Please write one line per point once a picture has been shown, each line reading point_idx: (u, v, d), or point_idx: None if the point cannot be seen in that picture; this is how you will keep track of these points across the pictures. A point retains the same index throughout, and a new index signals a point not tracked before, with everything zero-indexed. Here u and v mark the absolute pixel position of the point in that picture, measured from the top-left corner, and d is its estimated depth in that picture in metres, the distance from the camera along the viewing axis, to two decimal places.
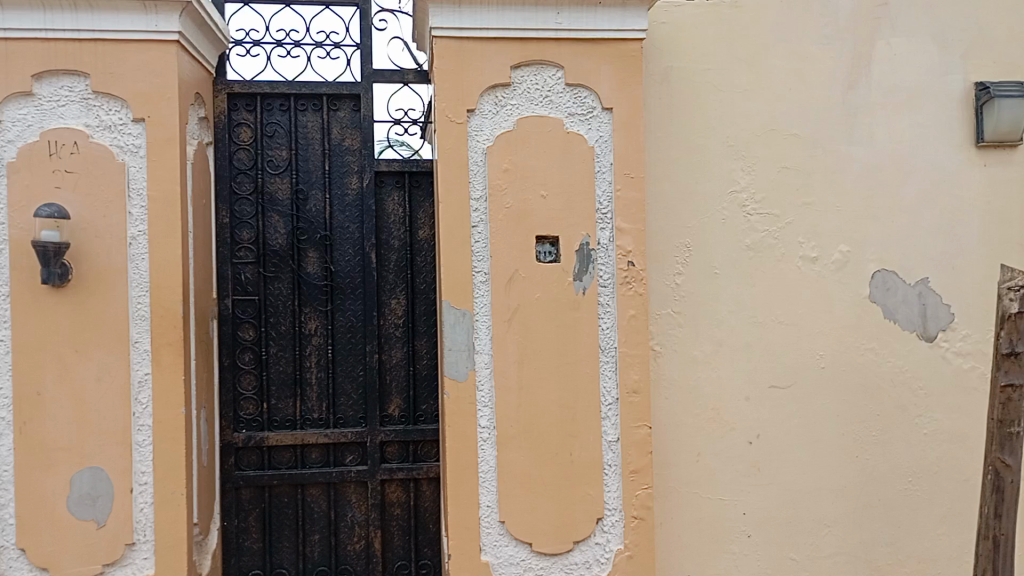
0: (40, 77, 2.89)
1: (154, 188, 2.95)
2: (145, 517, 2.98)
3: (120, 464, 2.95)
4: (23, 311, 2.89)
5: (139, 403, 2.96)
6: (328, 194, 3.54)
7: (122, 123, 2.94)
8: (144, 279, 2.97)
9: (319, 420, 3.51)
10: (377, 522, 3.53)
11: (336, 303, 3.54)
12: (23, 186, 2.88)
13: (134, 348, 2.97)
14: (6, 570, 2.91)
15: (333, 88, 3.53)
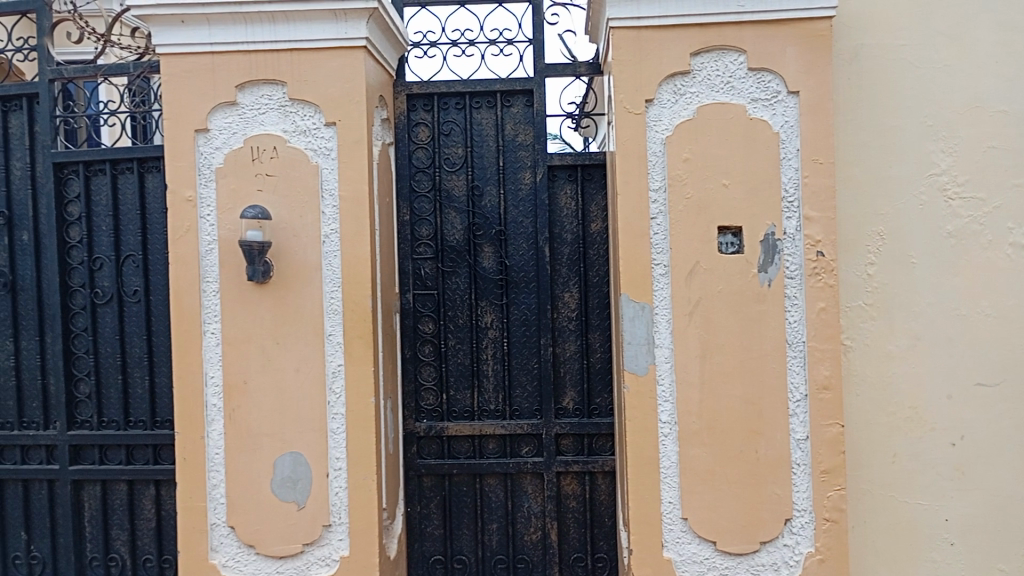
0: (243, 87, 3.10)
1: (345, 188, 3.09)
2: (339, 501, 3.14)
3: (317, 450, 3.13)
4: (231, 306, 3.12)
5: (333, 392, 3.13)
6: (502, 189, 3.58)
7: (315, 127, 3.11)
8: (336, 275, 3.12)
9: (496, 411, 3.58)
10: (554, 514, 3.55)
11: (510, 297, 3.58)
12: (230, 189, 3.10)
13: (328, 340, 3.13)
14: (218, 546, 3.16)
15: (507, 84, 3.54)
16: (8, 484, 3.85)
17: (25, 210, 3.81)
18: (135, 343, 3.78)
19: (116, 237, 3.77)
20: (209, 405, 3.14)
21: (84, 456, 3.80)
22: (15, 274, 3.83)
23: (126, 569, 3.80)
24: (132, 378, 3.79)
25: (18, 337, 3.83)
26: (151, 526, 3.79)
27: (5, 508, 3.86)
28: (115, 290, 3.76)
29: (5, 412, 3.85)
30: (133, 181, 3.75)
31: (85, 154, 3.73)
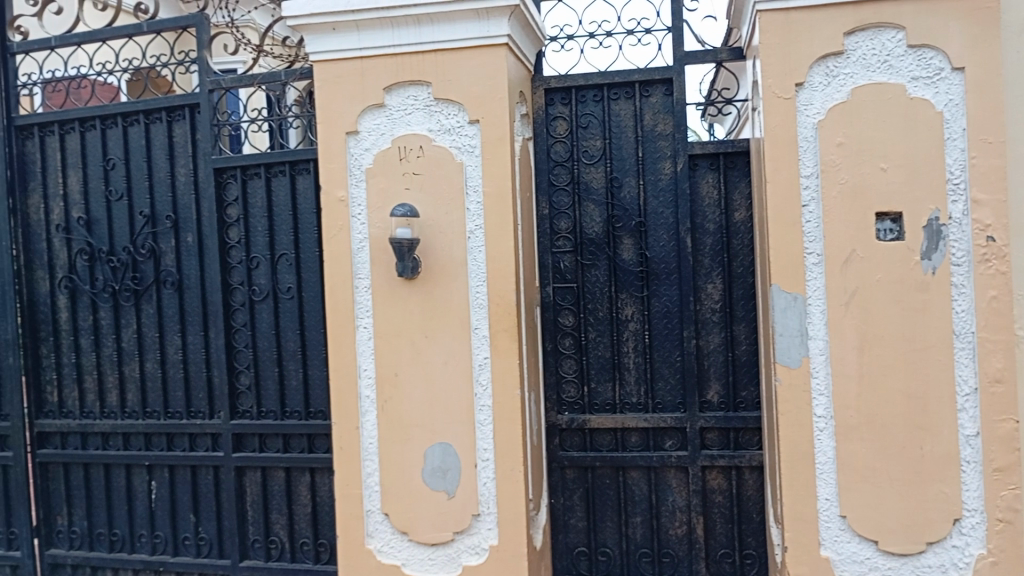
0: (390, 89, 3.20)
1: (489, 184, 3.14)
2: (488, 491, 3.21)
3: (466, 441, 3.21)
4: (382, 301, 3.23)
5: (480, 385, 3.20)
6: (642, 180, 3.54)
7: (459, 125, 3.17)
8: (481, 270, 3.18)
9: (638, 404, 3.55)
10: (699, 508, 3.50)
11: (651, 289, 3.54)
12: (379, 189, 3.21)
13: (474, 333, 3.19)
14: (374, 531, 3.30)
15: (646, 74, 3.50)
16: (178, 469, 4.13)
17: (189, 213, 4.06)
18: (290, 337, 3.98)
19: (270, 237, 3.97)
20: (363, 396, 3.29)
21: (246, 444, 4.03)
22: (181, 273, 4.09)
23: (285, 552, 4.01)
24: (287, 370, 3.98)
25: (186, 332, 4.10)
26: (307, 511, 3.99)
27: (175, 491, 4.15)
28: (271, 287, 3.97)
29: (174, 403, 4.13)
30: (286, 183, 3.94)
31: (242, 159, 3.94)
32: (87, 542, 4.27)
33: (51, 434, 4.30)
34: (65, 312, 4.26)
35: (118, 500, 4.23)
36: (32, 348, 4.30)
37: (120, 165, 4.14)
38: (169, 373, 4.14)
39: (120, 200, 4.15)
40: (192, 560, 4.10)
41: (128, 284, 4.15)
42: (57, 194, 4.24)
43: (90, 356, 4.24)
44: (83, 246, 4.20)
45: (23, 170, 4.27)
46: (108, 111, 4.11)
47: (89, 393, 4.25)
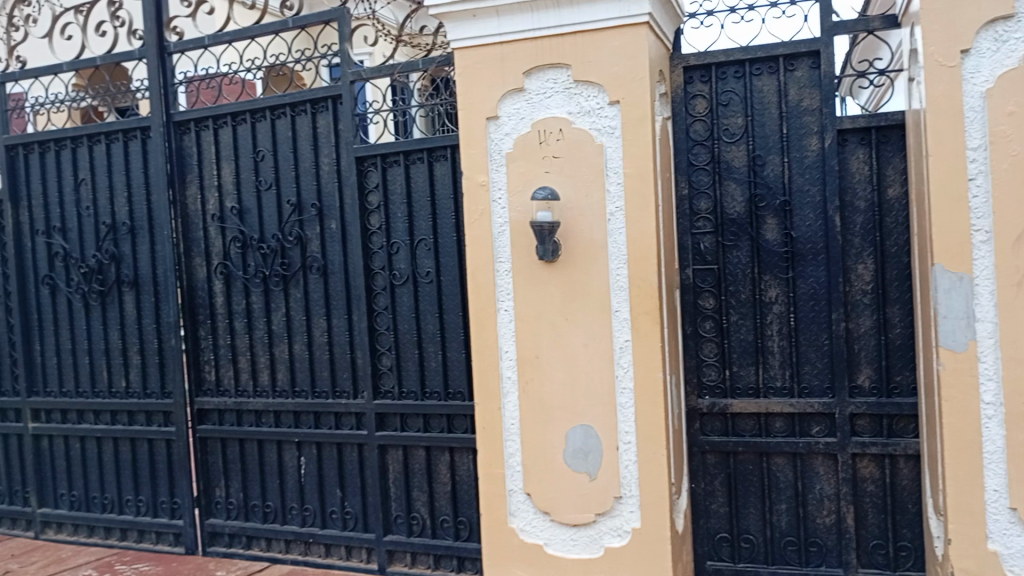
0: (529, 73, 3.21)
1: (630, 165, 3.11)
2: (630, 474, 3.21)
3: (607, 423, 3.21)
4: (523, 284, 3.27)
5: (621, 367, 3.18)
6: (787, 158, 3.42)
7: (599, 107, 3.15)
8: (622, 252, 3.16)
9: (783, 388, 3.45)
10: (850, 497, 3.38)
11: (797, 270, 3.43)
12: (519, 173, 3.24)
13: (615, 316, 3.18)
14: (516, 510, 3.36)
15: (791, 47, 3.38)
16: (325, 446, 4.32)
17: (333, 201, 4.22)
18: (429, 320, 4.07)
19: (410, 222, 4.07)
20: (505, 378, 3.34)
21: (388, 423, 4.18)
22: (326, 259, 4.26)
23: (426, 528, 4.13)
24: (427, 352, 4.08)
25: (331, 315, 4.28)
26: (447, 489, 4.09)
27: (323, 467, 4.34)
28: (411, 272, 4.08)
29: (321, 382, 4.31)
30: (424, 170, 4.02)
31: (383, 147, 4.06)
32: (242, 513, 4.53)
33: (208, 411, 4.56)
34: (220, 296, 4.50)
35: (270, 474, 4.46)
36: (191, 330, 4.57)
37: (269, 157, 4.34)
38: (315, 354, 4.32)
39: (269, 190, 4.35)
40: (340, 533, 4.29)
41: (277, 270, 4.35)
42: (212, 185, 4.47)
43: (243, 338, 4.47)
44: (236, 234, 4.43)
45: (181, 163, 4.53)
46: (257, 105, 4.31)
47: (242, 373, 4.48)
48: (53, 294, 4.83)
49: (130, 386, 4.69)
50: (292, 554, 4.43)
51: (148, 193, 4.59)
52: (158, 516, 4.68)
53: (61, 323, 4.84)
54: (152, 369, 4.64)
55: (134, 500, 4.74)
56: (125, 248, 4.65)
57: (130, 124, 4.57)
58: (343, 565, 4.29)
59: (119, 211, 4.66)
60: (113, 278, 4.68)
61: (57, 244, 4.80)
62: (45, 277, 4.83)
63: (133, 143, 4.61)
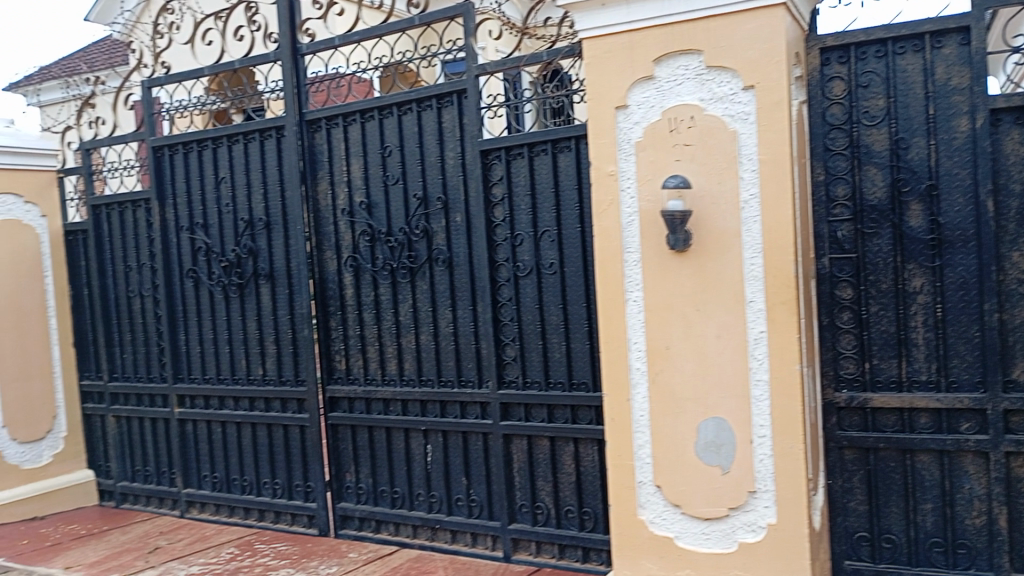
0: (660, 61, 3.18)
1: (766, 151, 3.03)
2: (765, 468, 3.13)
3: (740, 416, 3.14)
4: (653, 274, 3.23)
5: (756, 359, 3.11)
6: (932, 140, 3.25)
7: (733, 93, 3.08)
8: (756, 241, 3.08)
9: (928, 382, 3.28)
10: (1003, 498, 3.19)
11: (944, 258, 3.25)
12: (649, 162, 3.21)
13: (749, 307, 3.10)
14: (646, 502, 3.34)
15: (938, 24, 3.21)
16: (451, 435, 4.40)
17: (458, 194, 4.28)
18: (553, 311, 4.08)
19: (533, 214, 4.08)
20: (634, 368, 3.32)
21: (513, 413, 4.22)
22: (452, 251, 4.33)
23: (551, 518, 4.15)
24: (551, 344, 4.09)
25: (456, 306, 4.35)
26: (571, 480, 4.09)
27: (448, 455, 4.43)
28: (534, 263, 4.09)
29: (447, 372, 4.40)
30: (548, 161, 4.02)
31: (507, 140, 4.09)
32: (372, 498, 4.67)
33: (339, 399, 4.73)
34: (350, 288, 4.65)
35: (398, 461, 4.58)
36: (323, 321, 4.75)
37: (396, 152, 4.44)
38: (441, 344, 4.41)
39: (396, 184, 4.46)
40: (465, 520, 4.37)
41: (405, 262, 4.46)
42: (342, 180, 4.62)
43: (371, 329, 4.61)
44: (365, 228, 4.56)
45: (313, 160, 4.70)
46: (385, 101, 4.42)
47: (371, 362, 4.62)
48: (196, 286, 5.12)
49: (267, 374, 4.92)
50: (419, 539, 4.54)
51: (283, 190, 4.79)
52: (294, 499, 4.89)
53: (204, 314, 5.12)
54: (287, 358, 4.84)
55: (271, 483, 4.97)
56: (262, 243, 4.87)
57: (266, 124, 4.77)
58: (469, 552, 4.36)
59: (255, 207, 4.89)
60: (251, 272, 4.91)
61: (199, 239, 5.08)
62: (189, 271, 5.12)
63: (268, 142, 4.82)
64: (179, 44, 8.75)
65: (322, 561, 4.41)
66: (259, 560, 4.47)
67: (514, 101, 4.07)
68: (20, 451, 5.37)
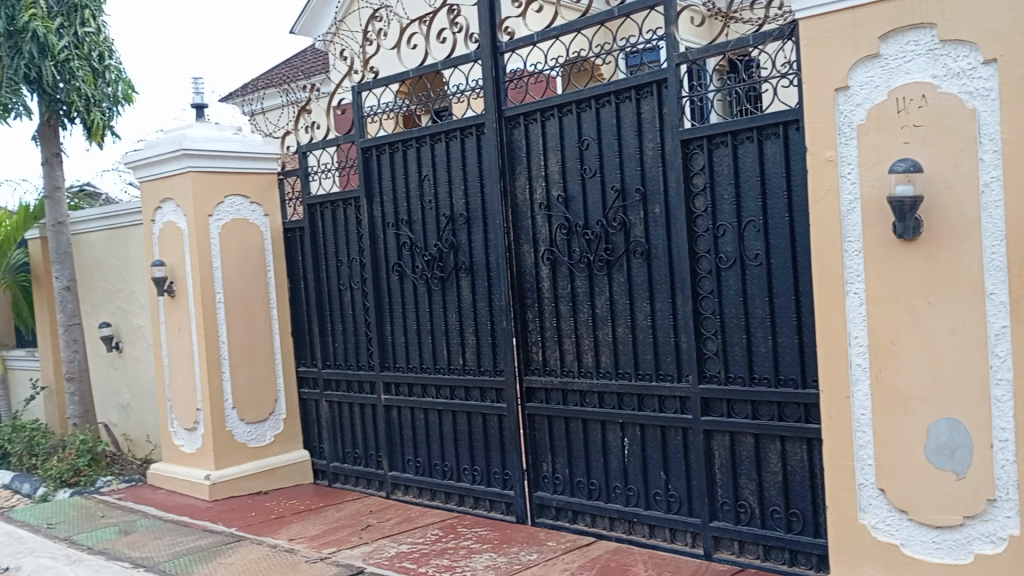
0: (886, 37, 2.99)
1: (1010, 130, 2.77)
2: (1007, 475, 2.87)
3: (979, 418, 2.90)
4: (877, 264, 3.06)
5: (997, 356, 2.85)
6: None
7: (971, 68, 2.84)
8: (998, 228, 2.82)
9: None
10: None
11: None
12: (873, 146, 3.04)
13: (989, 299, 2.85)
14: (867, 506, 3.17)
15: None
16: (649, 429, 4.33)
17: (657, 185, 4.22)
18: (758, 305, 3.94)
19: (737, 204, 3.95)
20: (854, 364, 3.15)
21: (714, 409, 4.08)
22: (650, 243, 4.27)
23: (755, 517, 4.01)
24: (755, 338, 3.95)
25: (654, 299, 4.29)
26: (777, 479, 3.92)
27: (647, 449, 4.37)
28: (738, 254, 3.96)
29: (645, 365, 4.33)
30: (754, 149, 3.87)
31: (710, 129, 3.98)
32: (568, 488, 4.71)
33: (536, 390, 4.79)
34: (547, 281, 4.72)
35: (595, 453, 4.57)
36: (520, 313, 4.84)
37: (594, 145, 4.45)
38: (639, 338, 4.36)
39: (594, 177, 4.46)
40: (664, 515, 4.31)
41: (602, 255, 4.45)
42: (539, 175, 4.69)
43: (568, 321, 4.64)
44: (562, 222, 4.60)
45: (511, 156, 4.80)
46: (583, 95, 4.44)
47: (567, 354, 4.65)
48: (402, 279, 5.39)
49: (467, 363, 5.09)
50: (616, 532, 4.53)
51: (482, 186, 4.93)
52: (492, 485, 5.04)
53: (408, 306, 5.38)
54: (486, 349, 4.98)
55: (470, 469, 5.15)
56: (462, 237, 5.05)
57: (466, 122, 4.93)
58: (667, 547, 4.30)
59: (456, 203, 5.07)
60: (452, 266, 5.11)
61: (404, 235, 5.34)
62: (395, 265, 5.40)
63: (468, 140, 4.97)
64: (387, 49, 9.29)
65: (522, 547, 4.51)
66: (462, 542, 4.64)
67: (698, 89, 4.05)
68: (247, 430, 5.88)
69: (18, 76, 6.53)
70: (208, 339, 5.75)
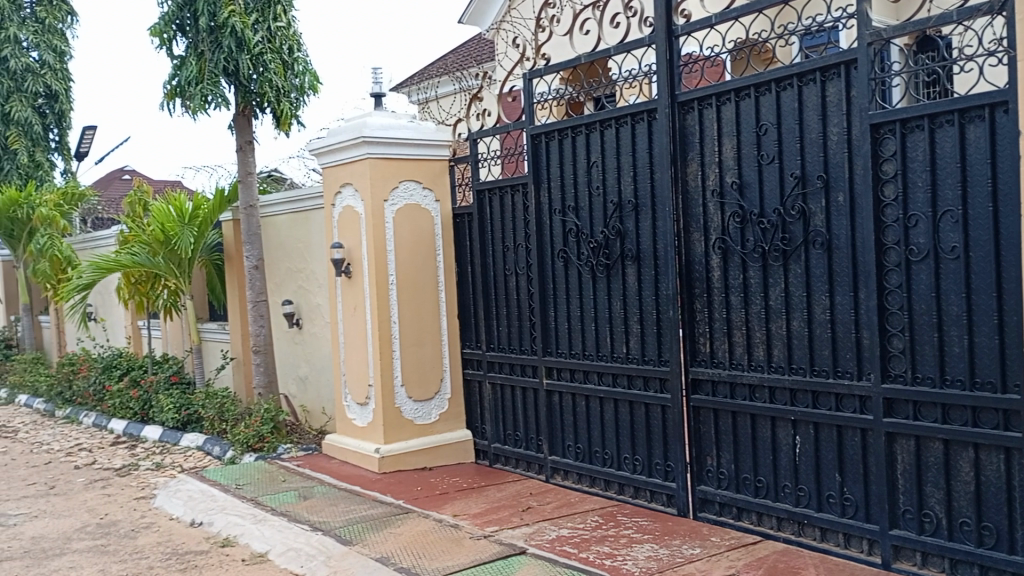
0: None
1: None
2: None
3: None
4: None
5: None
6: None
7: None
8: None
9: None
10: None
11: None
12: None
13: None
14: None
15: None
16: (824, 428, 4.14)
17: (842, 172, 4.00)
18: (952, 301, 3.67)
19: (932, 192, 3.68)
20: None
21: (898, 410, 3.83)
22: (831, 233, 4.06)
23: (941, 528, 3.75)
24: (948, 336, 3.68)
25: (834, 292, 4.08)
26: (969, 489, 3.65)
27: (821, 449, 4.17)
28: (931, 247, 3.69)
29: (821, 361, 4.13)
30: (953, 133, 3.59)
31: (904, 112, 3.72)
32: (734, 485, 4.58)
33: (702, 381, 4.68)
34: (717, 270, 4.60)
35: (763, 450, 4.41)
36: (688, 303, 4.75)
37: (772, 130, 4.28)
38: (815, 332, 4.17)
39: (772, 164, 4.29)
40: (837, 519, 4.11)
41: (778, 245, 4.28)
42: (713, 161, 4.57)
43: (739, 313, 4.50)
44: (735, 210, 4.46)
45: (684, 142, 4.70)
46: (763, 77, 4.27)
47: (737, 346, 4.51)
48: (567, 266, 5.42)
49: (630, 352, 5.04)
50: (784, 532, 4.37)
51: (652, 172, 4.85)
52: (653, 476, 4.98)
53: (573, 293, 5.40)
54: (651, 339, 4.91)
55: (631, 459, 5.11)
56: (630, 225, 5.00)
57: (638, 108, 4.87)
58: (840, 553, 4.10)
59: (625, 190, 5.02)
60: (619, 253, 5.07)
61: (570, 221, 5.36)
62: (560, 251, 5.43)
63: (639, 126, 4.91)
64: (558, 36, 9.37)
65: (685, 541, 4.44)
66: (623, 531, 4.63)
67: (883, 72, 3.80)
68: (415, 408, 6.11)
69: (218, 69, 7.06)
70: (381, 318, 6.01)
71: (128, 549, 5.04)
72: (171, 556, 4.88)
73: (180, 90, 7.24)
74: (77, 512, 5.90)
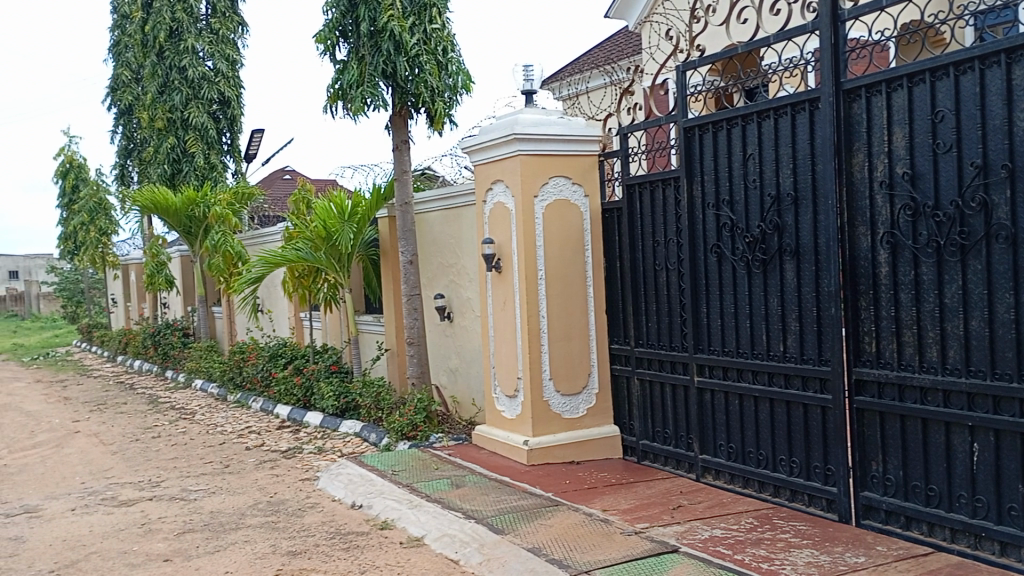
0: None
1: None
2: None
3: None
4: None
5: None
6: None
7: None
8: None
9: None
10: None
11: None
12: None
13: None
14: None
15: None
16: (1005, 435, 3.85)
17: None
18: None
19: None
20: None
21: None
22: (1017, 226, 3.77)
23: None
24: None
25: (1020, 290, 3.80)
26: None
27: (1002, 458, 3.88)
28: None
29: (1003, 364, 3.84)
30: None
31: None
32: (902, 492, 4.34)
33: (867, 383, 4.46)
34: (885, 266, 4.37)
35: (936, 456, 4.16)
36: (852, 300, 4.54)
37: (950, 117, 4.01)
38: (997, 333, 3.89)
39: (949, 153, 4.03)
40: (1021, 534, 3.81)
41: (955, 239, 4.01)
42: (882, 151, 4.34)
43: (909, 311, 4.27)
44: (907, 202, 4.23)
45: (850, 132, 4.49)
46: (940, 62, 4.01)
47: (907, 347, 4.26)
48: (721, 261, 5.30)
49: (788, 350, 4.87)
50: (959, 545, 4.09)
51: (814, 163, 4.67)
52: (812, 480, 4.80)
53: (727, 289, 5.28)
54: (811, 338, 4.73)
55: (788, 460, 4.94)
56: (789, 219, 4.83)
57: (799, 97, 4.69)
58: None
59: (784, 182, 4.85)
60: (776, 248, 4.91)
61: (725, 215, 5.24)
62: (714, 246, 5.33)
63: (800, 116, 4.74)
64: (716, 26, 9.16)
65: (848, 548, 4.25)
66: (780, 535, 4.48)
67: None
68: (563, 402, 6.16)
69: (376, 72, 7.36)
70: (530, 312, 6.09)
71: (296, 527, 5.36)
72: (335, 536, 5.15)
73: (342, 93, 7.58)
74: (249, 490, 6.33)
